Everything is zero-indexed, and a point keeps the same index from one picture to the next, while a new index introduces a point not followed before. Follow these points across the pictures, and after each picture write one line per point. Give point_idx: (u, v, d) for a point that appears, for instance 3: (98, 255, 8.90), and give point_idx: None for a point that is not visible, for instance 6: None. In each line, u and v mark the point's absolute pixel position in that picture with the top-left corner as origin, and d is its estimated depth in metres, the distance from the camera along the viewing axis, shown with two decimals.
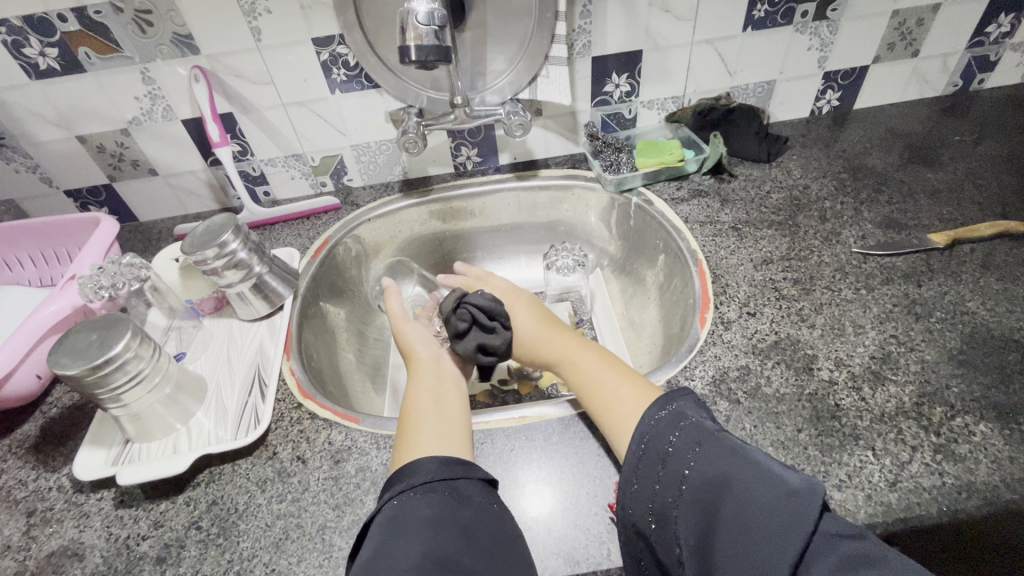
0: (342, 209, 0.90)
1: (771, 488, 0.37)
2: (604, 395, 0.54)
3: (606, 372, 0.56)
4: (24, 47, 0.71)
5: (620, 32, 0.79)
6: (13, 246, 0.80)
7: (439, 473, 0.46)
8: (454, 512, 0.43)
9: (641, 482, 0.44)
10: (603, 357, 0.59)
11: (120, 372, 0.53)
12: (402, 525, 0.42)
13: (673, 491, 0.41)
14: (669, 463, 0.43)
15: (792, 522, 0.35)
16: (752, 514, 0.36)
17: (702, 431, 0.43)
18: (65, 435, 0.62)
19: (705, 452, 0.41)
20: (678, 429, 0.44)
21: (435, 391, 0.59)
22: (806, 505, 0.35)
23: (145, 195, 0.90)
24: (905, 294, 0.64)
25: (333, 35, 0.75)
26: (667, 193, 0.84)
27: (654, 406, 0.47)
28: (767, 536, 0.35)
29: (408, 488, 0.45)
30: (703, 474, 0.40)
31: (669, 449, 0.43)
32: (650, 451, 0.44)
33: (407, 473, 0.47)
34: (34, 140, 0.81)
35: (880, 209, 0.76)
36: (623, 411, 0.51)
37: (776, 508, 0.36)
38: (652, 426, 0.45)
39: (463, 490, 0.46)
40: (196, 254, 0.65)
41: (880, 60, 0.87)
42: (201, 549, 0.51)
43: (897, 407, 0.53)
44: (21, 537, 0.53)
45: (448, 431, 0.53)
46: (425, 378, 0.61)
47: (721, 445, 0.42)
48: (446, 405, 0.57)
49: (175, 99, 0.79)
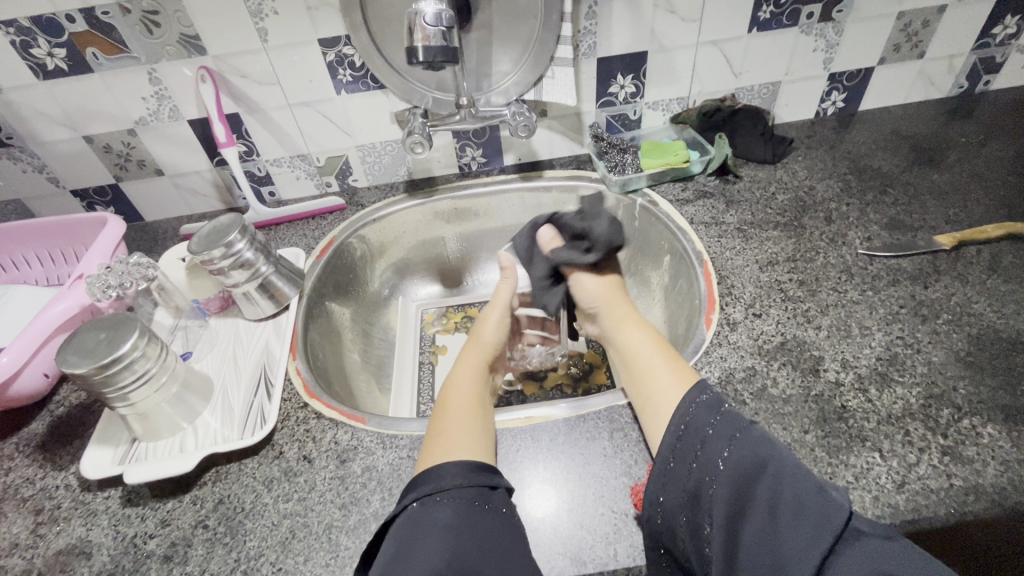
0: (347, 209, 0.90)
1: (804, 481, 0.38)
2: (652, 379, 0.54)
3: (657, 352, 0.57)
4: (32, 47, 0.72)
5: (626, 32, 0.79)
6: (21, 245, 0.80)
7: (463, 477, 0.46)
8: (474, 519, 0.43)
9: (677, 460, 0.43)
10: (656, 337, 0.59)
11: (128, 371, 0.54)
12: (424, 528, 0.42)
13: (708, 474, 0.41)
14: (707, 447, 0.42)
15: (825, 513, 0.36)
16: (786, 506, 0.37)
17: (740, 418, 0.43)
18: (72, 434, 0.62)
19: (744, 439, 0.42)
20: (719, 415, 0.44)
21: (473, 387, 0.60)
22: (838, 501, 0.36)
23: (151, 194, 0.91)
24: (911, 295, 0.64)
25: (340, 36, 0.76)
26: (672, 194, 0.84)
27: (695, 390, 0.47)
28: (801, 527, 0.35)
29: (436, 492, 0.45)
30: (740, 461, 0.40)
31: (708, 433, 0.43)
32: (689, 431, 0.44)
33: (430, 477, 0.47)
34: (41, 139, 0.81)
35: (886, 210, 0.76)
36: (662, 392, 0.52)
37: (809, 502, 0.36)
38: (693, 410, 0.45)
39: (486, 496, 0.46)
40: (202, 254, 0.65)
41: (885, 61, 0.87)
42: (208, 549, 0.51)
43: (904, 409, 0.53)
44: (29, 535, 0.53)
45: (481, 435, 0.53)
46: (464, 377, 0.61)
47: (757, 435, 0.42)
48: (484, 401, 0.59)
49: (181, 99, 0.79)
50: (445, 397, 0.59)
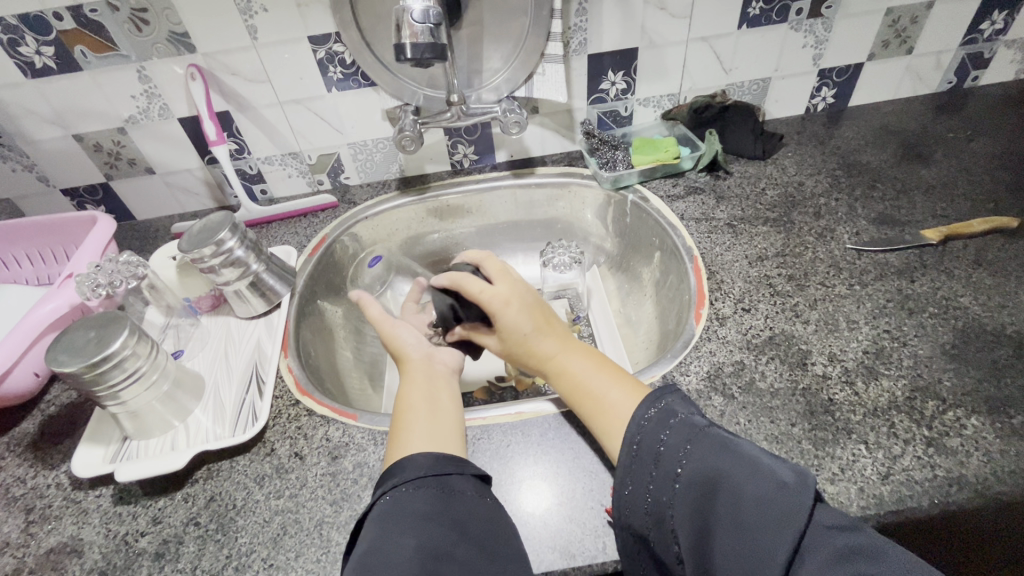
0: (339, 207, 0.90)
1: (761, 479, 0.38)
2: (602, 404, 0.52)
3: (597, 372, 0.56)
4: (19, 45, 0.71)
5: (616, 29, 0.79)
6: (11, 245, 0.80)
7: (433, 467, 0.46)
8: (445, 507, 0.43)
9: (633, 485, 0.44)
10: (597, 364, 0.57)
11: (118, 369, 0.54)
12: (395, 518, 0.42)
13: (666, 493, 0.42)
14: (662, 463, 0.43)
15: (786, 510, 0.36)
16: (747, 506, 0.37)
17: (691, 428, 0.43)
18: (63, 433, 0.62)
19: (695, 450, 0.42)
20: (669, 429, 0.44)
21: (427, 391, 0.57)
22: (797, 491, 0.36)
23: (143, 193, 0.91)
24: (898, 290, 0.64)
25: (329, 33, 0.76)
26: (663, 191, 0.84)
27: (643, 405, 0.47)
28: (762, 527, 0.36)
29: (402, 484, 0.45)
30: (696, 471, 0.41)
31: (660, 448, 0.44)
32: (643, 450, 0.44)
33: (394, 472, 0.47)
34: (31, 138, 0.81)
35: (875, 205, 0.77)
36: (619, 417, 0.51)
37: (769, 498, 0.36)
38: (643, 426, 0.45)
39: (450, 485, 0.46)
40: (193, 252, 0.65)
41: (874, 57, 0.88)
42: (199, 545, 0.51)
43: (890, 402, 0.54)
44: (20, 534, 0.53)
45: (439, 427, 0.53)
46: (416, 380, 0.59)
47: (710, 442, 0.42)
48: (440, 403, 0.56)
49: (171, 97, 0.79)
50: (399, 409, 0.55)
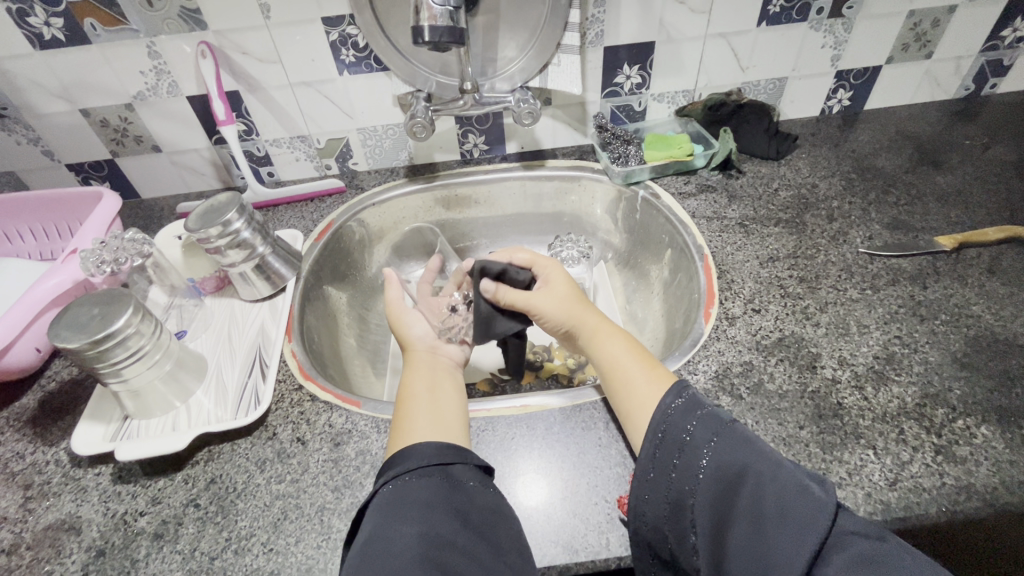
0: (346, 192, 0.89)
1: (786, 482, 0.37)
2: (630, 383, 0.52)
3: (632, 355, 0.55)
4: (28, 16, 0.70)
5: (634, 22, 0.78)
6: (14, 218, 0.79)
7: (434, 457, 0.46)
8: (449, 496, 0.43)
9: (656, 471, 0.43)
10: (633, 344, 0.57)
11: (121, 348, 0.53)
12: (398, 505, 0.42)
13: (688, 484, 0.41)
14: (686, 453, 0.42)
15: (810, 515, 0.35)
16: (771, 509, 0.36)
17: (719, 421, 0.43)
18: (63, 409, 0.62)
19: (722, 444, 0.41)
20: (695, 419, 0.43)
21: (431, 381, 0.58)
22: (821, 498, 0.36)
23: (148, 171, 0.90)
24: (910, 295, 0.64)
25: (344, 15, 0.74)
26: (674, 188, 0.83)
27: (669, 394, 0.46)
28: (784, 530, 0.35)
29: (406, 472, 0.45)
30: (720, 466, 0.40)
31: (686, 438, 0.43)
32: (667, 439, 0.43)
33: (402, 458, 0.46)
34: (37, 111, 0.80)
35: (888, 210, 0.76)
36: (642, 400, 0.51)
37: (794, 502, 0.36)
38: (669, 415, 0.44)
39: (459, 475, 0.45)
40: (199, 232, 0.64)
41: (893, 60, 0.87)
42: (198, 528, 0.50)
43: (899, 408, 0.53)
44: (18, 509, 0.53)
45: (442, 419, 0.52)
46: (421, 370, 0.60)
47: (737, 437, 0.41)
48: (443, 393, 0.56)
49: (180, 75, 0.78)
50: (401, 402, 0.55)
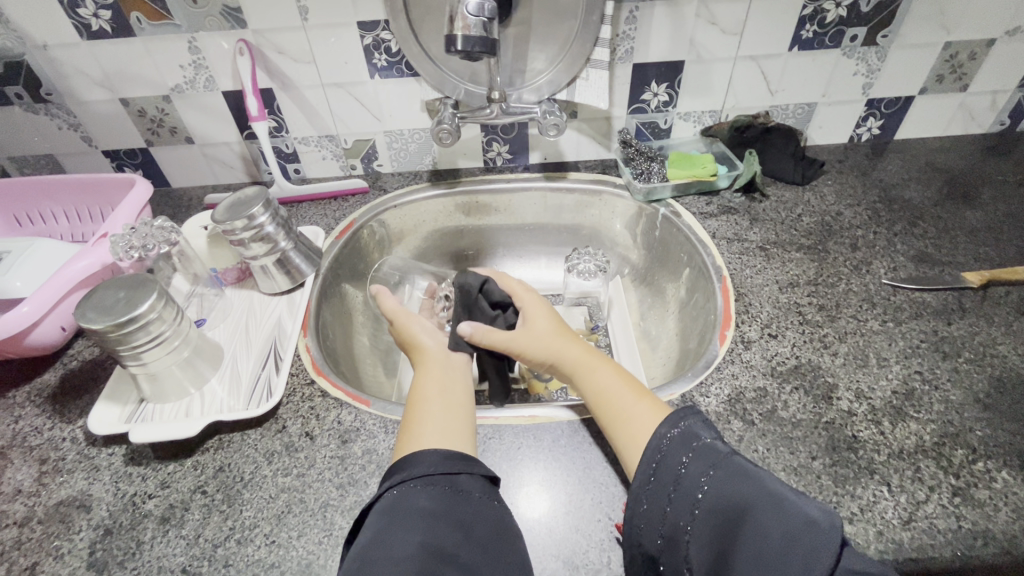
0: (369, 193, 0.91)
1: (787, 516, 0.37)
2: (624, 416, 0.52)
3: (623, 387, 0.55)
4: (78, 7, 0.73)
5: (664, 40, 0.78)
6: (50, 200, 0.82)
7: (440, 465, 0.46)
8: (453, 507, 0.43)
9: (650, 503, 0.43)
10: (622, 375, 0.57)
11: (142, 332, 0.54)
12: (397, 515, 0.41)
13: (684, 517, 0.41)
14: (682, 485, 0.42)
15: (813, 549, 0.35)
16: (771, 543, 0.36)
17: (715, 453, 0.43)
18: (82, 388, 0.63)
19: (718, 477, 0.41)
20: (691, 451, 0.44)
21: (443, 383, 0.58)
22: (827, 533, 0.35)
23: (180, 162, 0.92)
24: (933, 331, 0.63)
25: (378, 21, 0.76)
26: (696, 207, 0.83)
27: (666, 426, 0.46)
28: (786, 564, 0.35)
29: (409, 479, 0.45)
30: (717, 499, 0.40)
31: (681, 471, 0.43)
32: (662, 470, 0.44)
33: (406, 464, 0.46)
34: (79, 98, 0.83)
35: (914, 242, 0.75)
36: (637, 433, 0.50)
37: (796, 536, 0.35)
38: (665, 444, 0.45)
39: (464, 486, 0.45)
40: (225, 224, 0.66)
41: (926, 91, 0.86)
42: (204, 514, 0.51)
43: (916, 445, 0.52)
44: (33, 483, 0.54)
45: (454, 426, 0.52)
46: (432, 369, 0.60)
47: (732, 469, 0.41)
48: (454, 395, 0.57)
49: (218, 70, 0.81)
50: (414, 402, 0.55)
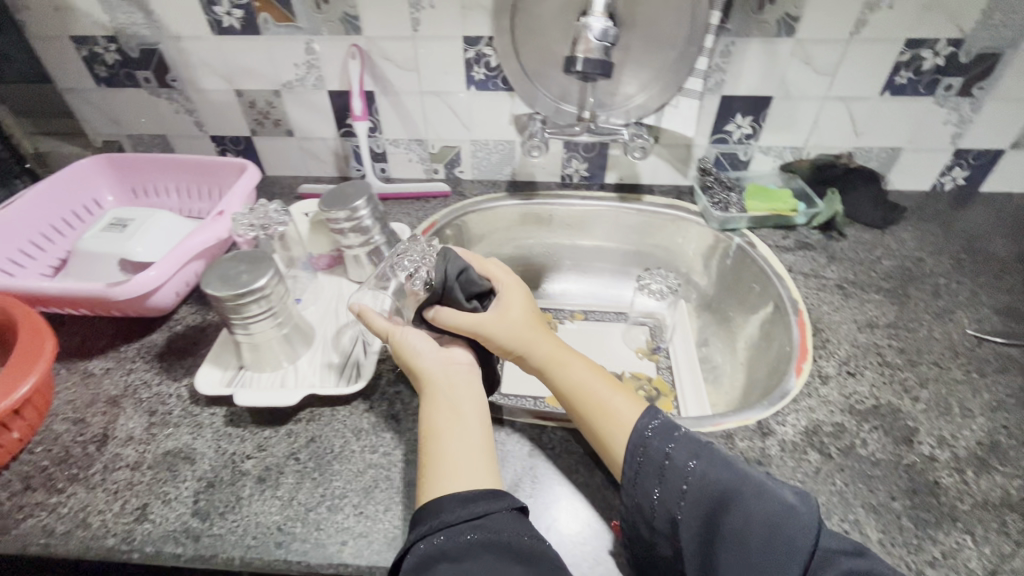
0: (450, 197, 0.95)
1: (771, 503, 0.43)
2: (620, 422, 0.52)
3: (600, 380, 0.56)
4: (215, 5, 0.80)
5: (756, 75, 0.80)
6: (163, 176, 0.89)
7: (461, 511, 0.45)
8: (487, 553, 0.42)
9: (642, 489, 0.47)
10: (595, 367, 0.58)
11: (256, 304, 0.59)
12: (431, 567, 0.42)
13: (672, 503, 0.46)
14: (669, 473, 0.47)
15: (796, 533, 0.42)
16: (758, 527, 0.42)
17: (697, 444, 0.48)
18: (187, 350, 0.69)
19: (702, 466, 0.46)
20: (674, 442, 0.48)
21: (449, 409, 0.53)
22: (805, 515, 0.43)
23: (278, 152, 0.99)
24: (1021, 386, 0.62)
25: (483, 37, 0.81)
26: (772, 240, 0.84)
27: (648, 417, 0.51)
28: (774, 545, 0.41)
29: (433, 531, 0.44)
30: (704, 486, 0.45)
31: (666, 460, 0.47)
32: (648, 460, 0.48)
33: (427, 516, 0.45)
34: (200, 87, 0.90)
35: (1000, 296, 0.73)
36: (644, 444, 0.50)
37: (779, 520, 0.42)
38: (650, 437, 0.49)
39: (490, 525, 0.44)
40: (330, 213, 0.71)
41: (1019, 146, 0.85)
42: (297, 479, 0.55)
43: (1002, 499, 0.52)
44: (143, 432, 0.59)
45: (475, 452, 0.50)
46: (436, 396, 0.54)
47: (712, 458, 0.47)
48: (465, 419, 0.53)
49: (328, 71, 0.87)
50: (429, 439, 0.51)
